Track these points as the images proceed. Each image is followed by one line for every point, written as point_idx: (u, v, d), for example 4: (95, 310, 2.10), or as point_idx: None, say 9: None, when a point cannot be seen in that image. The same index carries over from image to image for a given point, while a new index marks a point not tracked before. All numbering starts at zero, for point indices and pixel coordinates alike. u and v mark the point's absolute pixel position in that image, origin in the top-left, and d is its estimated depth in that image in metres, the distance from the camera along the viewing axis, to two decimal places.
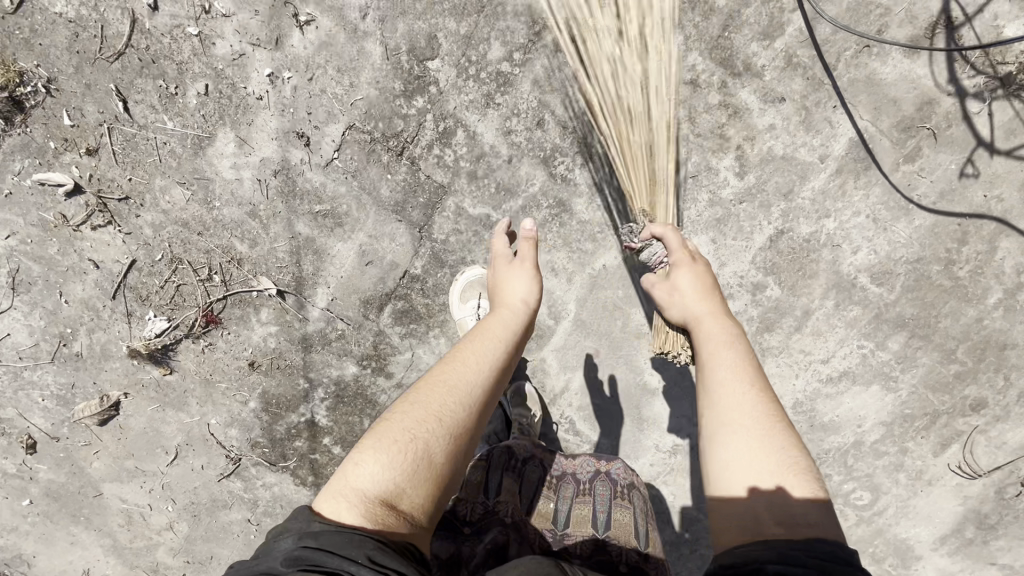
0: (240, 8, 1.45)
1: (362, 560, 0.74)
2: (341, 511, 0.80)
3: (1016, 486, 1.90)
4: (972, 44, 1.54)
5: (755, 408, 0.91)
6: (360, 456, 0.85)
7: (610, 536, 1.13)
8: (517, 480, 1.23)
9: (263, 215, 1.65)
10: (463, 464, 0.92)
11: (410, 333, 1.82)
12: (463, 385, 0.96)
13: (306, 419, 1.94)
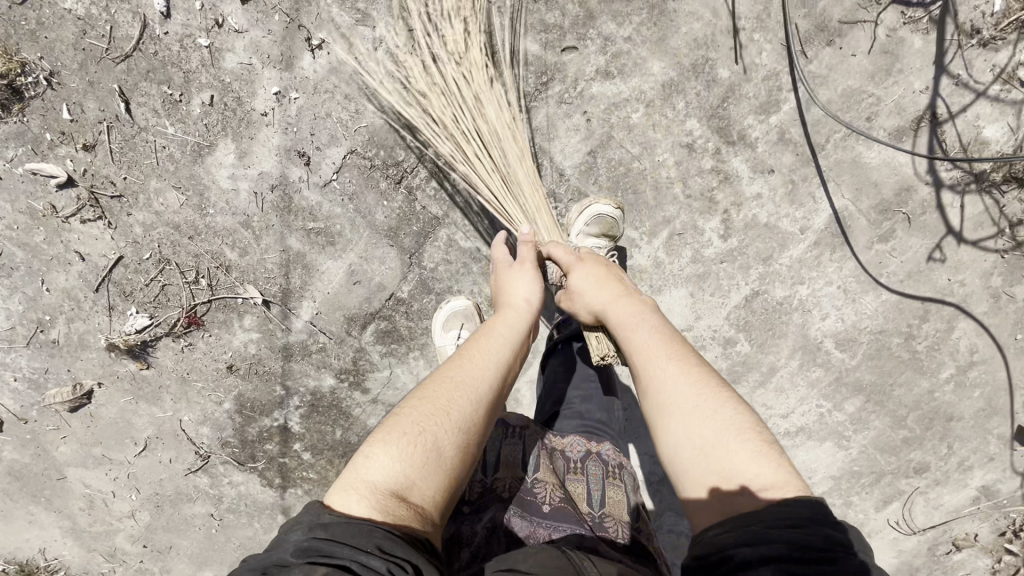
0: (254, 26, 1.47)
1: (371, 549, 0.76)
2: (354, 503, 0.82)
3: (946, 545, 2.03)
4: (951, 142, 1.62)
5: (695, 390, 0.97)
6: (372, 452, 0.88)
7: (604, 509, 1.13)
8: (518, 445, 1.19)
9: (256, 226, 1.66)
10: (470, 459, 0.96)
11: (390, 352, 1.86)
12: (470, 385, 1.00)
13: (278, 424, 1.96)
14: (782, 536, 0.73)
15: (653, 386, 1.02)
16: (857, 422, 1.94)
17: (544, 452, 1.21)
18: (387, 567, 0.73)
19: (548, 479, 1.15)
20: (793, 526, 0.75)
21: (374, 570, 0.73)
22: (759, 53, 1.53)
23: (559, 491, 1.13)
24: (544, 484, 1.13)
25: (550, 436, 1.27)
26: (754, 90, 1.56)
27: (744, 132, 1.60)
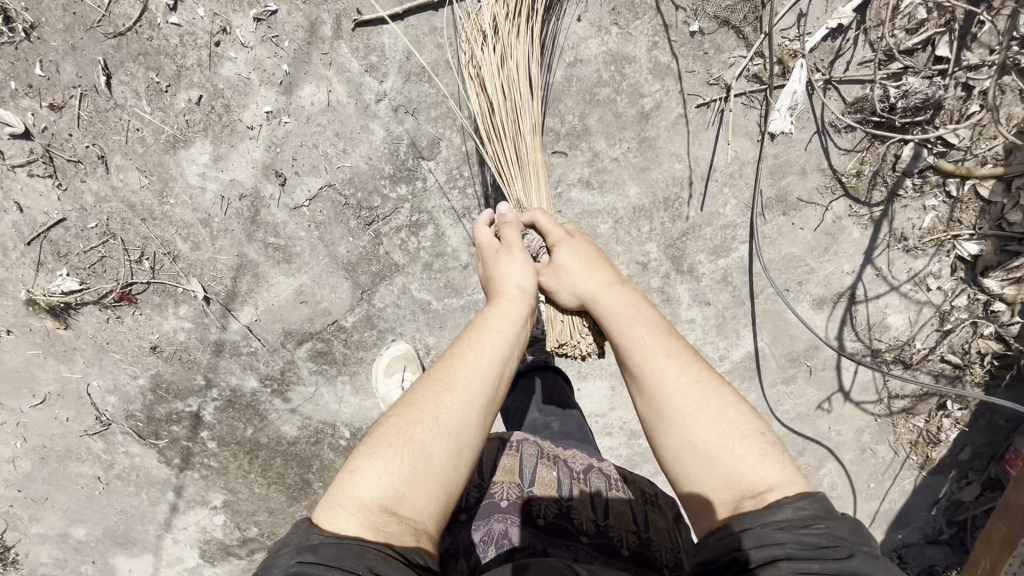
0: (260, 45, 1.46)
1: (362, 570, 0.80)
2: (342, 519, 0.88)
3: None
4: (859, 319, 1.84)
5: (700, 392, 0.93)
6: (362, 465, 0.94)
7: (612, 520, 1.05)
8: (512, 453, 1.14)
9: (215, 225, 1.65)
10: (467, 462, 1.00)
11: (320, 369, 1.90)
12: (462, 383, 1.05)
13: (191, 410, 1.96)
14: (790, 535, 0.73)
15: (646, 381, 0.98)
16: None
17: (541, 458, 1.15)
18: None
19: (547, 487, 1.08)
20: (792, 521, 0.75)
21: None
22: (724, 203, 1.66)
23: (561, 500, 1.06)
24: (541, 492, 1.06)
25: (549, 446, 1.21)
26: (711, 233, 1.70)
27: (694, 265, 1.74)
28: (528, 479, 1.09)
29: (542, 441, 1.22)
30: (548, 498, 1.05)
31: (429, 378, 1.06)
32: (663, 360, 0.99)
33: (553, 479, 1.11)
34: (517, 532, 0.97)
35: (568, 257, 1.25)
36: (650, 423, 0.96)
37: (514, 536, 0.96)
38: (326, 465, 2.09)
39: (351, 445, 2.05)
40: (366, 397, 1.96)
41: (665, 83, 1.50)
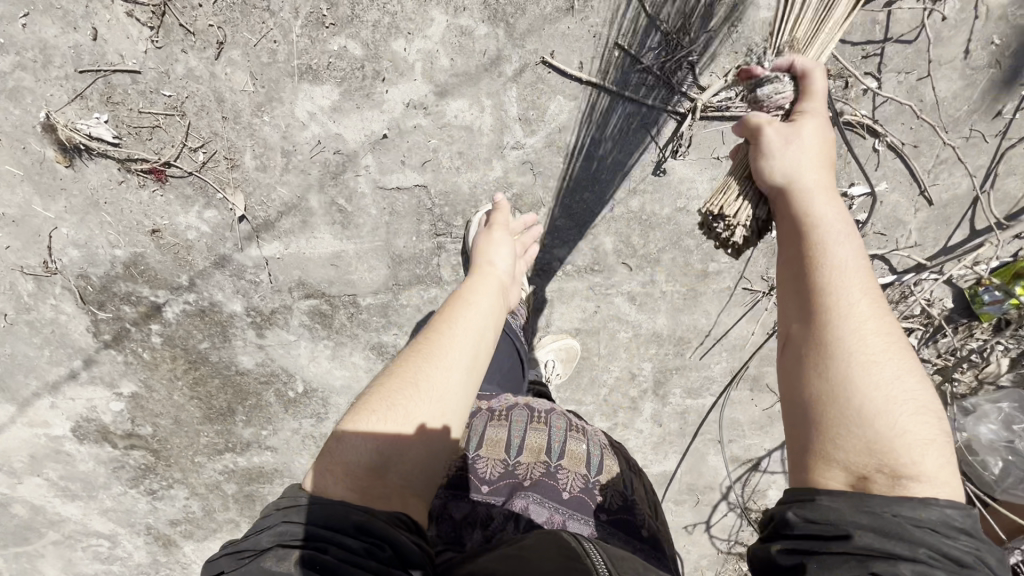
0: (443, 46, 1.45)
1: (348, 530, 0.79)
2: (332, 483, 0.85)
3: None
4: (751, 484, 2.23)
5: (891, 346, 0.72)
6: (347, 433, 0.91)
7: (633, 498, 1.09)
8: (544, 426, 1.17)
9: (295, 161, 1.59)
10: (457, 420, 0.98)
11: (310, 325, 1.89)
12: (454, 348, 1.02)
13: (155, 301, 1.84)
14: (918, 533, 0.63)
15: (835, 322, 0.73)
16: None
17: (571, 432, 1.17)
18: (363, 546, 0.77)
19: (575, 464, 1.10)
20: (936, 525, 0.64)
21: (351, 550, 0.77)
22: (716, 362, 1.95)
23: (588, 477, 1.09)
24: (571, 469, 1.09)
25: (578, 420, 1.23)
26: (695, 377, 1.98)
27: (668, 393, 2.01)
28: (557, 453, 1.12)
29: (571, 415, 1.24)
30: (577, 472, 1.09)
31: (422, 346, 1.03)
32: (864, 294, 0.75)
33: (583, 451, 1.14)
34: (540, 509, 1.02)
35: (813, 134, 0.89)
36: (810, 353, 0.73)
37: (536, 514, 1.01)
38: (261, 404, 2.08)
39: (296, 398, 2.06)
40: (336, 365, 1.97)
41: (732, 259, 1.75)
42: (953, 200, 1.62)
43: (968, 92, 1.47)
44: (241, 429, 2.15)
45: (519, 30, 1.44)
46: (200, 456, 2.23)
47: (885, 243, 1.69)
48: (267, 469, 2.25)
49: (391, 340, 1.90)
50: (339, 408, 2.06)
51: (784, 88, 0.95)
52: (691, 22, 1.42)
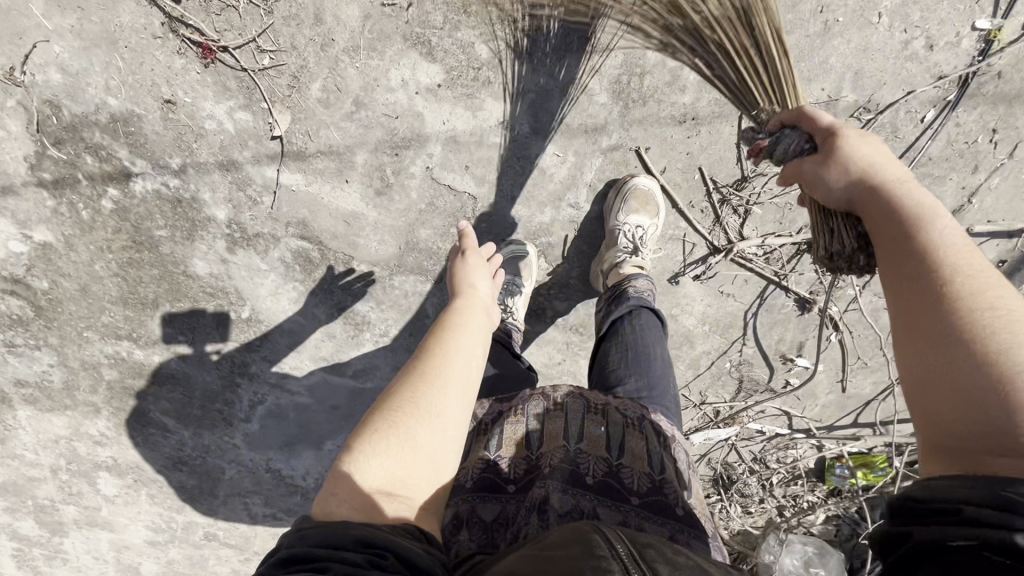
0: (559, 92, 1.46)
1: (351, 543, 0.68)
2: (331, 506, 0.74)
3: None
4: None
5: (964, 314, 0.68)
6: (351, 454, 0.77)
7: (662, 475, 1.04)
8: (558, 414, 1.12)
9: (366, 116, 1.51)
10: (461, 423, 0.86)
11: (288, 262, 1.78)
12: (451, 359, 0.90)
13: (124, 167, 1.61)
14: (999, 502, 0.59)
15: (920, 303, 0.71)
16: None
17: (589, 415, 1.11)
18: (368, 558, 0.66)
19: (593, 447, 1.05)
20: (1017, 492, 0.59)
21: (354, 563, 0.65)
22: None
23: (609, 460, 1.04)
24: (589, 453, 1.04)
25: (597, 400, 1.15)
26: None
27: None
28: (574, 437, 1.06)
29: (592, 394, 1.17)
30: (598, 457, 1.04)
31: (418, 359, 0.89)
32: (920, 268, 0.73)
33: (603, 432, 1.08)
34: (565, 496, 0.96)
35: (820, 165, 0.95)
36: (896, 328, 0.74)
37: (564, 501, 0.96)
38: (192, 310, 1.91)
39: (233, 320, 1.92)
40: (293, 309, 1.89)
41: None
42: (853, 395, 2.02)
43: None
44: (153, 325, 1.94)
45: (632, 115, 1.48)
46: (90, 332, 1.97)
47: (796, 405, 2.04)
48: (163, 371, 2.07)
49: (363, 310, 1.87)
50: (276, 345, 1.99)
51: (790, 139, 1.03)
52: (759, 183, 1.58)
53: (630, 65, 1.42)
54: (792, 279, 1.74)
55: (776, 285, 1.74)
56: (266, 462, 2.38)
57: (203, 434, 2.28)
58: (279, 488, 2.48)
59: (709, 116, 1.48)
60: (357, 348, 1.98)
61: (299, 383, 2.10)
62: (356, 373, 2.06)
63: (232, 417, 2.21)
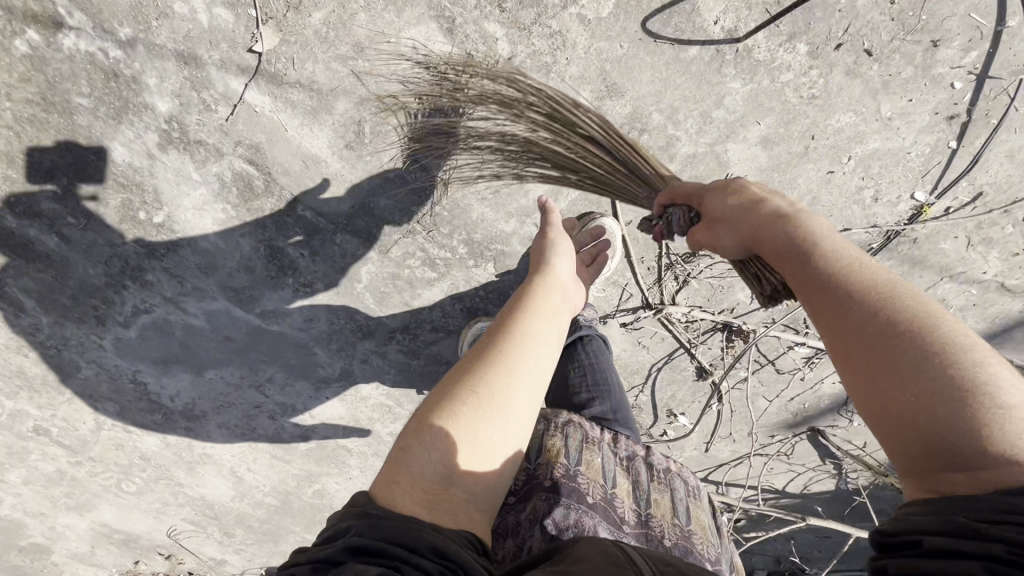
0: (561, 119, 1.45)
1: (424, 549, 0.80)
2: (395, 495, 0.86)
3: (181, 529, 2.99)
4: None
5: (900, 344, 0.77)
6: (412, 445, 0.89)
7: (648, 510, 1.14)
8: (560, 437, 1.17)
9: (361, 67, 1.42)
10: (521, 422, 0.98)
11: (224, 181, 1.64)
12: (525, 357, 1.01)
13: (59, 15, 1.38)
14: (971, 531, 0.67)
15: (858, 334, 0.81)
16: (256, 491, 2.71)
17: (586, 444, 1.18)
18: (437, 568, 0.78)
19: (593, 475, 1.13)
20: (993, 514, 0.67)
21: (425, 570, 0.77)
22: None
23: (603, 490, 1.12)
24: (586, 480, 1.11)
25: (592, 429, 1.23)
26: None
27: None
28: (573, 463, 1.13)
29: (590, 427, 1.23)
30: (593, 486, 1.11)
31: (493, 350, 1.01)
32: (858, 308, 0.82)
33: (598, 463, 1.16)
34: (569, 512, 1.03)
35: (727, 225, 1.06)
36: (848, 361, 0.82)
37: (563, 517, 1.01)
38: (94, 195, 1.70)
39: (142, 219, 1.75)
40: (215, 229, 1.75)
41: None
42: (712, 457, 2.28)
43: (772, 416, 2.10)
44: (43, 194, 1.71)
45: None
46: None
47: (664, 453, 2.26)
48: (39, 246, 1.83)
49: (292, 253, 1.78)
50: (184, 258, 1.83)
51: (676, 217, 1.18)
52: (704, 261, 1.72)
53: (634, 118, 1.43)
54: (699, 349, 1.91)
55: (683, 349, 1.90)
56: (134, 370, 2.21)
57: (66, 325, 2.05)
58: (141, 399, 2.32)
59: None
60: (273, 289, 1.88)
61: (196, 302, 1.95)
62: (264, 313, 1.96)
63: (107, 316, 2.02)
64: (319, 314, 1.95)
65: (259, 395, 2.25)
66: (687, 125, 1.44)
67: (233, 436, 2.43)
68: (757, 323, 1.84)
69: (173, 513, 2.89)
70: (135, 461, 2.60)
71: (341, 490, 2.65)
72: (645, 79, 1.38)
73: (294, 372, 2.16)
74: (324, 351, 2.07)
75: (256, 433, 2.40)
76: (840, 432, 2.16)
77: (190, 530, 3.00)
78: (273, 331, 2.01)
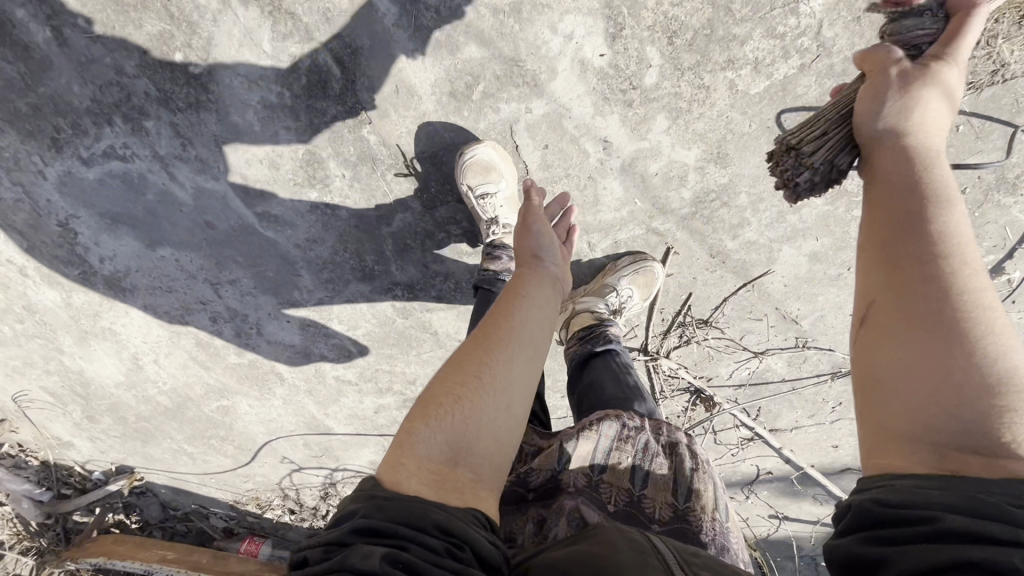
0: (664, 162, 1.48)
1: (433, 527, 0.75)
2: (403, 477, 0.81)
3: (34, 394, 2.58)
4: (357, 467, 2.66)
5: (925, 327, 0.73)
6: (414, 427, 0.84)
7: (688, 504, 1.05)
8: (592, 438, 1.10)
9: (509, 27, 1.34)
10: (529, 403, 0.91)
11: (295, 66, 1.45)
12: (523, 338, 0.94)
13: None
14: (964, 516, 0.63)
15: (904, 249, 0.79)
16: (150, 387, 2.42)
17: (618, 442, 1.10)
18: (445, 547, 0.74)
19: (618, 478, 1.07)
20: (982, 507, 0.63)
21: (431, 549, 0.73)
22: None
23: (632, 490, 1.05)
24: (610, 482, 1.06)
25: (631, 419, 1.15)
26: None
27: (408, 401, 2.27)
28: (603, 463, 1.07)
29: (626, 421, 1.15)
30: (622, 488, 1.05)
31: (486, 332, 0.94)
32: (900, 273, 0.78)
33: (630, 460, 1.09)
34: (583, 508, 1.00)
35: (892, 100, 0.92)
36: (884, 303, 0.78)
37: (587, 515, 0.99)
38: (130, 10, 1.43)
39: (173, 63, 1.49)
40: (257, 110, 1.54)
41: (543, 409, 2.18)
42: None
43: None
44: None
45: (691, 222, 1.58)
46: None
47: None
48: (21, 33, 1.50)
49: (330, 168, 1.62)
50: (201, 123, 1.59)
51: (922, 29, 0.99)
52: (710, 332, 1.83)
53: (724, 191, 1.51)
54: (665, 403, 2.04)
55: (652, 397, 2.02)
56: (68, 214, 1.86)
57: (9, 133, 1.69)
58: (59, 248, 1.96)
59: (730, 267, 1.66)
60: (289, 195, 1.70)
61: (189, 173, 1.70)
62: (265, 215, 1.75)
63: (68, 145, 1.69)
64: (324, 237, 1.78)
65: (211, 292, 2.01)
66: (763, 216, 1.55)
67: (155, 322, 2.15)
68: (723, 399, 2.00)
69: (33, 377, 2.49)
70: (15, 307, 2.20)
71: (250, 414, 2.45)
72: (752, 162, 1.46)
73: (262, 284, 1.95)
74: (307, 274, 1.89)
75: (184, 327, 2.14)
76: (733, 506, 2.43)
77: (44, 401, 2.61)
78: (264, 235, 1.81)
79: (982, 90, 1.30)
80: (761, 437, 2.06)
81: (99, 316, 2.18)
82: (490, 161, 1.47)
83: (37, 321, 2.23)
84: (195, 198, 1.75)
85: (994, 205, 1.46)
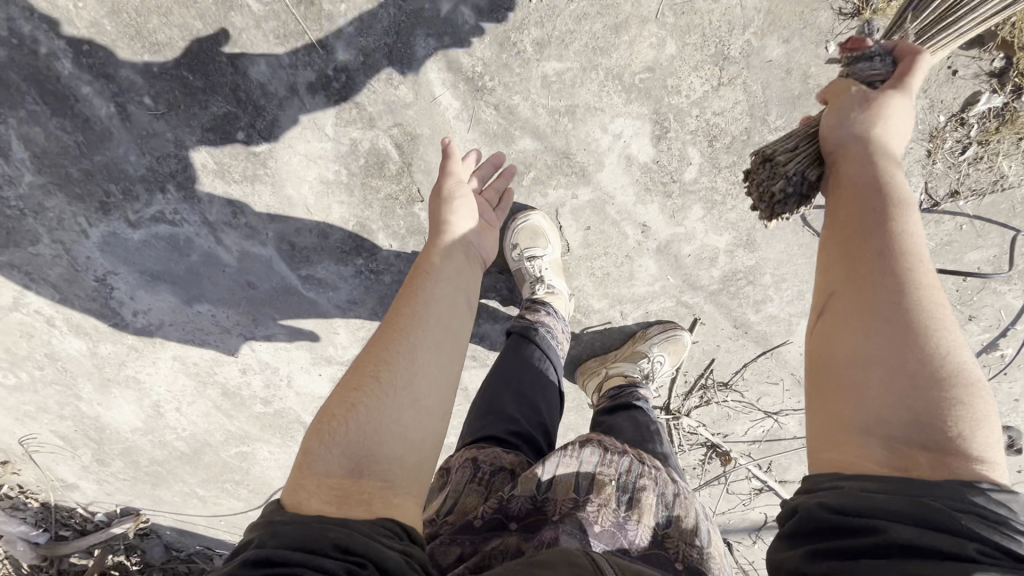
0: (696, 245, 1.60)
1: (328, 546, 0.75)
2: (303, 498, 0.83)
3: (45, 438, 2.54)
4: None
5: (880, 345, 0.78)
6: (311, 446, 0.87)
7: (668, 528, 1.02)
8: (572, 463, 1.07)
9: (563, 125, 1.44)
10: (435, 394, 0.94)
11: (355, 149, 1.53)
12: (418, 331, 0.97)
13: None
14: (910, 526, 0.67)
15: (869, 260, 0.84)
16: (168, 432, 2.42)
17: (601, 467, 1.08)
18: (341, 566, 0.73)
19: (601, 502, 1.02)
20: (921, 515, 0.68)
21: (328, 571, 0.72)
22: None
23: (617, 513, 1.01)
24: (594, 506, 1.01)
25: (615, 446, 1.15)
26: None
27: None
28: (585, 488, 1.03)
29: (603, 445, 1.14)
30: (601, 512, 1.00)
31: (386, 332, 0.97)
32: (860, 286, 0.83)
33: (609, 484, 1.06)
34: (570, 542, 0.94)
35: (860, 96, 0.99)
36: (848, 310, 0.83)
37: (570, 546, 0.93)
38: (197, 92, 1.50)
39: (235, 141, 1.55)
40: (312, 185, 1.61)
41: None
42: None
43: None
44: (135, 63, 1.47)
45: (719, 297, 1.70)
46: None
47: None
48: (83, 107, 1.54)
49: (378, 239, 1.69)
50: (255, 194, 1.64)
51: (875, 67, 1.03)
52: (730, 394, 1.94)
53: (750, 272, 1.64)
54: (681, 455, 2.13)
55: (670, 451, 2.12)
56: (106, 271, 1.88)
57: (56, 196, 1.71)
58: (93, 302, 1.97)
59: (750, 337, 1.78)
60: (334, 260, 1.75)
61: (236, 237, 1.74)
62: (309, 278, 1.81)
63: (116, 208, 1.72)
64: (364, 299, 1.84)
65: (243, 345, 2.04)
66: (784, 294, 1.67)
67: (184, 371, 2.16)
68: (738, 454, 2.10)
69: (45, 421, 2.46)
70: (38, 356, 2.18)
71: (269, 459, 2.46)
72: (776, 248, 1.59)
73: (296, 339, 1.99)
74: (343, 331, 1.94)
75: (212, 377, 2.16)
76: (740, 550, 2.53)
77: (53, 444, 2.57)
78: (305, 294, 1.86)
79: (984, 196, 1.46)
80: (772, 489, 2.16)
81: (124, 365, 2.18)
82: (539, 227, 1.57)
83: (59, 369, 2.22)
84: (239, 260, 1.80)
85: (991, 292, 1.61)
